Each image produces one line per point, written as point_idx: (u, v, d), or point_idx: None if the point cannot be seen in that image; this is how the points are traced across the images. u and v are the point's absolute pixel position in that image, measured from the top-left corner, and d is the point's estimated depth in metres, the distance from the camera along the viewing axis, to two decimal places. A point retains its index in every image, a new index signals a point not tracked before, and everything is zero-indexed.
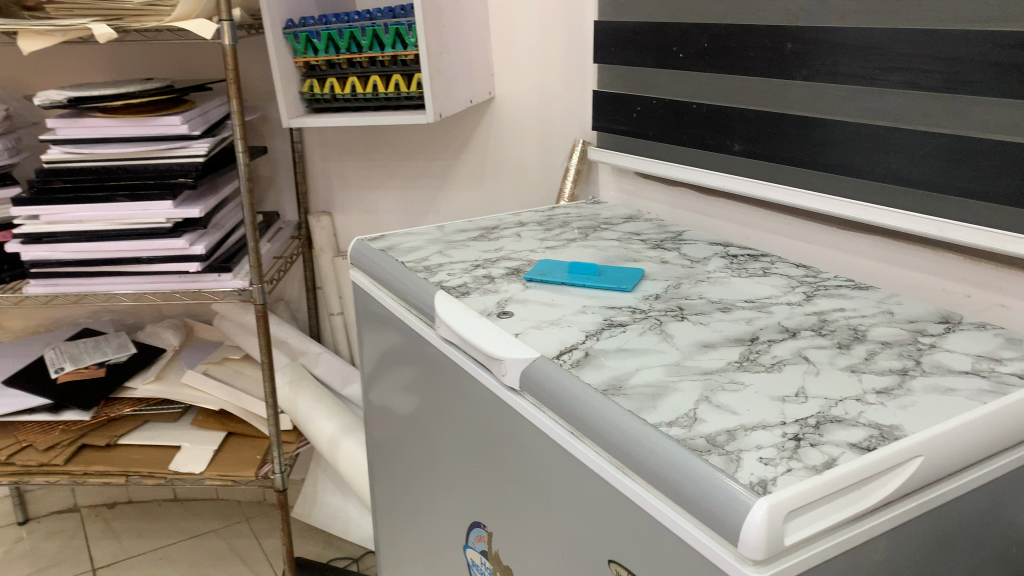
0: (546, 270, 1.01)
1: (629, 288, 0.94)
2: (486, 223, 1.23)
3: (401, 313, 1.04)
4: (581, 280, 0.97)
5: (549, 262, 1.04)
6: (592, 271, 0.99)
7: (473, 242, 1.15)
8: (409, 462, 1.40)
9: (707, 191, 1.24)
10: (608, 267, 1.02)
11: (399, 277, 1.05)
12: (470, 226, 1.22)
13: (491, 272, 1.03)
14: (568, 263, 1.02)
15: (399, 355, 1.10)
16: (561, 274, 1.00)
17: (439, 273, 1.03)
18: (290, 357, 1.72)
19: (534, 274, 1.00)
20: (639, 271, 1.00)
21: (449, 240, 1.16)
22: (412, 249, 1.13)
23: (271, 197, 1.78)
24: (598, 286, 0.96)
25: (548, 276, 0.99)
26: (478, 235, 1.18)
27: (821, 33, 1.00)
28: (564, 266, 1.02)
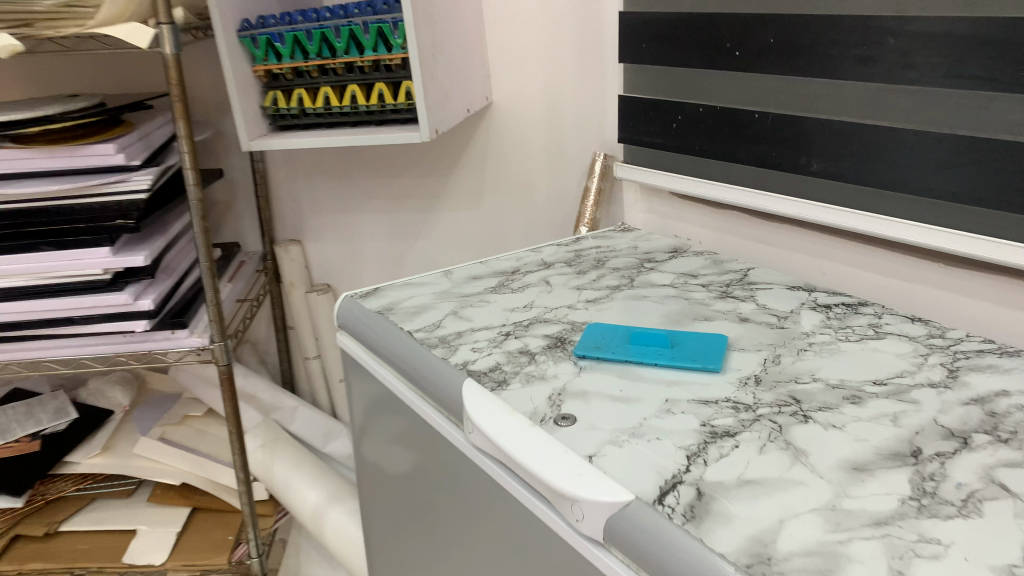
0: (600, 340, 0.78)
1: (719, 365, 0.72)
2: (503, 267, 1.00)
3: (411, 399, 0.81)
4: (652, 356, 0.74)
5: (600, 325, 0.81)
6: (661, 343, 0.76)
7: (494, 299, 0.91)
8: (405, 549, 1.16)
9: (768, 217, 1.03)
10: (679, 332, 0.79)
11: (406, 356, 0.81)
12: (483, 274, 0.98)
13: (529, 345, 0.79)
14: (625, 330, 0.80)
15: (402, 441, 0.86)
16: (622, 347, 0.76)
17: (460, 348, 0.80)
18: (261, 414, 1.47)
19: (586, 347, 0.77)
20: (724, 340, 0.77)
21: (463, 296, 0.92)
22: (419, 313, 0.88)
23: (230, 226, 1.52)
24: (676, 362, 0.73)
25: (605, 351, 0.76)
26: (497, 287, 0.94)
27: (938, 26, 0.78)
28: (622, 334, 0.79)
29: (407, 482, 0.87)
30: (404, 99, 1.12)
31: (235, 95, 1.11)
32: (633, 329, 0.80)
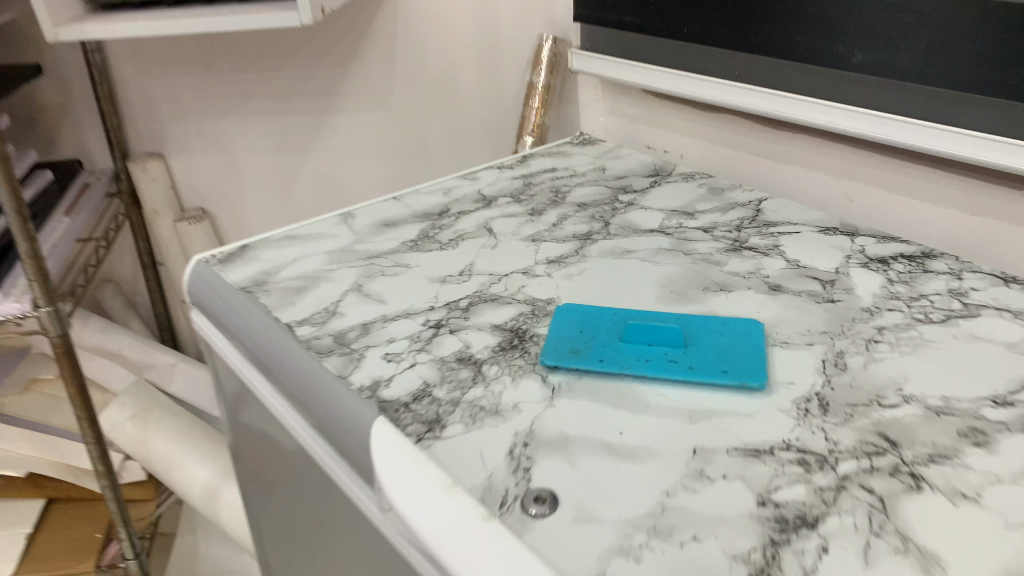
0: (577, 340, 0.52)
1: (763, 383, 0.47)
2: (426, 208, 0.72)
3: (302, 432, 0.54)
4: (659, 368, 0.49)
5: (575, 309, 0.55)
6: (670, 342, 0.51)
7: (415, 263, 0.64)
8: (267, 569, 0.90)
9: (775, 128, 0.76)
10: (692, 319, 0.54)
11: (287, 368, 0.53)
12: (397, 222, 0.70)
13: (471, 349, 0.53)
14: (613, 319, 0.54)
15: (290, 473, 0.60)
16: (613, 350, 0.51)
17: (368, 356, 0.53)
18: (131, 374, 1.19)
19: (557, 354, 0.51)
20: (761, 332, 0.52)
21: (369, 260, 0.64)
22: (305, 290, 0.60)
23: (67, 138, 1.17)
24: (696, 379, 0.48)
25: (588, 359, 0.50)
26: (418, 243, 0.67)
27: None
28: (609, 327, 0.53)
29: (302, 512, 0.63)
30: None
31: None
32: (624, 316, 0.54)
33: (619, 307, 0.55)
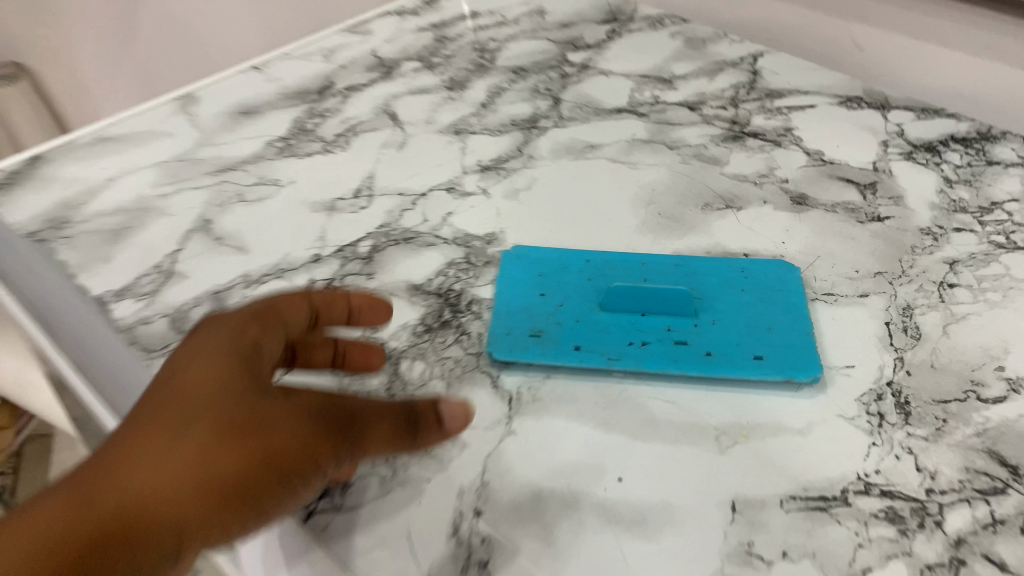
0: (538, 315, 0.35)
1: (816, 375, 0.32)
2: (300, 84, 0.52)
3: None
4: (663, 358, 0.33)
5: (529, 259, 0.38)
6: (673, 310, 0.35)
7: (289, 178, 0.44)
8: None
9: None
10: (698, 265, 0.37)
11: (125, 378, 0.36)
12: (260, 109, 0.50)
13: (380, 335, 0.35)
14: (585, 274, 0.37)
15: None
16: (592, 330, 0.34)
17: None
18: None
19: (510, 341, 0.34)
20: (796, 283, 0.37)
21: (222, 175, 0.45)
22: (125, 235, 0.41)
23: None
24: (719, 373, 0.33)
25: (558, 348, 0.34)
26: (293, 144, 0.47)
27: None
28: (582, 288, 0.36)
29: None
30: None
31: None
32: (602, 267, 0.37)
33: (593, 251, 0.38)
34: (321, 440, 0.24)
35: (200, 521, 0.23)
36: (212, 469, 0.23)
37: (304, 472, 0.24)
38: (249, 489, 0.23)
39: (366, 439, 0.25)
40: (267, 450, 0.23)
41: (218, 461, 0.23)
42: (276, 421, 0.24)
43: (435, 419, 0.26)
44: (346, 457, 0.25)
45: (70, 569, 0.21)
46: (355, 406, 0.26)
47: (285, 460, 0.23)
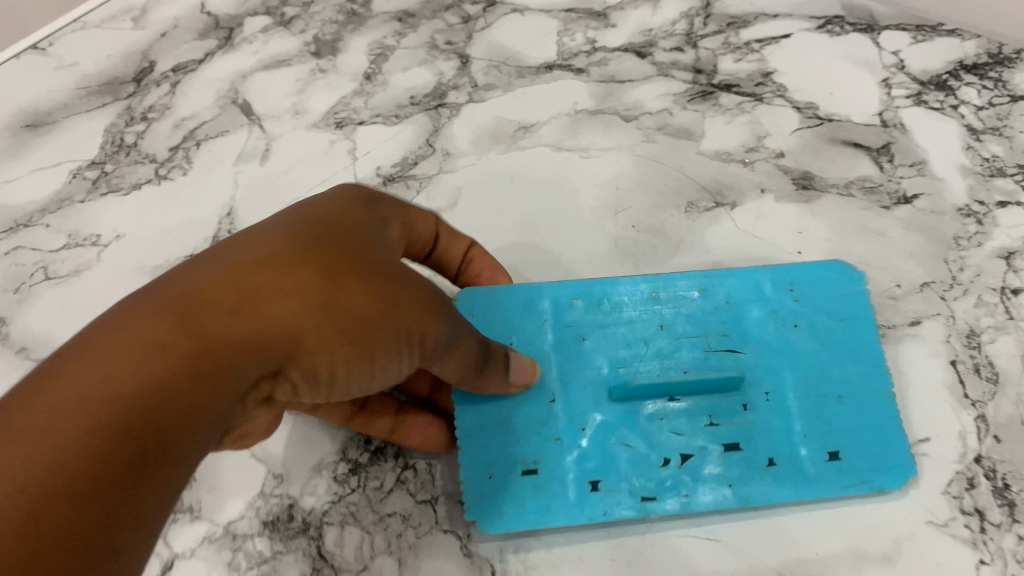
0: (526, 434, 0.24)
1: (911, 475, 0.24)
2: (105, 70, 0.37)
3: None
4: (714, 487, 0.24)
5: (492, 316, 0.26)
6: (714, 390, 0.25)
7: (113, 232, 0.32)
8: None
9: None
10: (727, 287, 0.27)
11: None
12: (52, 118, 0.35)
13: (288, 490, 0.25)
14: (578, 332, 0.26)
15: None
16: (607, 449, 0.24)
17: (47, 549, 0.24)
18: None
19: (498, 495, 0.24)
20: (864, 304, 0.26)
21: (12, 237, 0.32)
22: None
23: None
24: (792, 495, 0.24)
25: (565, 497, 0.24)
26: (110, 171, 0.34)
27: None
28: (577, 364, 0.26)
29: None
30: None
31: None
32: (599, 314, 0.26)
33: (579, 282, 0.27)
34: (427, 310, 0.21)
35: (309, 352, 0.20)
36: (345, 313, 0.20)
37: (413, 336, 0.21)
38: (361, 333, 0.20)
39: (461, 347, 0.22)
40: (380, 297, 0.20)
41: (340, 297, 0.20)
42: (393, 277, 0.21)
43: (506, 366, 0.24)
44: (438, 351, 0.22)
45: (173, 377, 0.17)
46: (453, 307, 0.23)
47: (390, 319, 0.21)
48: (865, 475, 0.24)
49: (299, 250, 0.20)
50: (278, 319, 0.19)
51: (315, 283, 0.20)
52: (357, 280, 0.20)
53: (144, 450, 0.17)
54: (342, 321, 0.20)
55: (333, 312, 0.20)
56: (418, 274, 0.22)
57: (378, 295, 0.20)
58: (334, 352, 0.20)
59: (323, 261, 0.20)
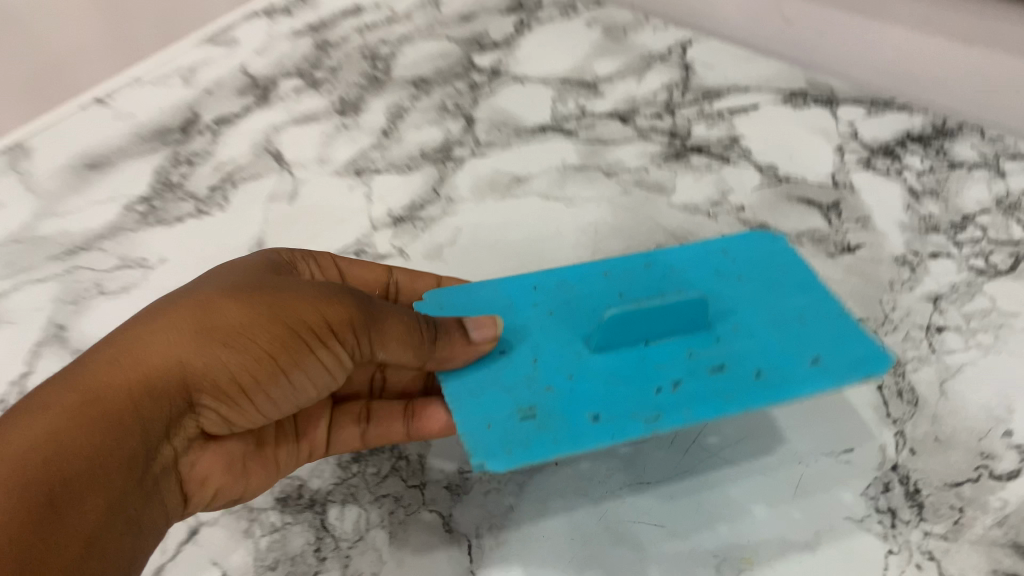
0: (517, 388, 0.26)
1: (892, 360, 0.26)
2: (158, 120, 0.43)
3: None
4: (711, 398, 0.25)
5: (465, 306, 0.29)
6: (682, 327, 0.27)
7: (158, 257, 0.37)
8: None
9: None
10: (669, 262, 0.31)
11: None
12: (111, 159, 0.41)
13: (299, 474, 0.29)
14: (544, 307, 0.29)
15: None
16: (599, 386, 0.26)
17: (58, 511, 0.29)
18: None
19: (501, 436, 0.25)
20: (789, 250, 0.31)
21: (72, 258, 0.37)
22: None
23: None
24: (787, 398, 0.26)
25: (565, 431, 0.25)
26: (158, 205, 0.39)
27: None
28: (550, 332, 0.28)
29: None
30: None
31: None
32: (558, 292, 0.30)
33: (539, 276, 0.31)
34: (309, 299, 0.26)
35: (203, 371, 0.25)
36: (218, 332, 0.25)
37: (307, 327, 0.26)
38: (245, 340, 0.25)
39: (389, 322, 0.26)
40: (250, 308, 0.25)
41: (210, 320, 0.25)
42: (259, 289, 0.26)
43: (462, 332, 0.26)
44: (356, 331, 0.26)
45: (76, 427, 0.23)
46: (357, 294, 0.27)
47: (266, 322, 0.25)
48: (844, 371, 0.26)
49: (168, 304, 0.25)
50: (164, 353, 0.25)
51: (178, 319, 0.25)
52: (220, 301, 0.25)
53: (62, 481, 0.22)
54: (217, 337, 0.25)
55: (202, 337, 0.25)
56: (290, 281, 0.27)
57: (244, 307, 0.25)
58: (228, 361, 0.25)
59: (190, 299, 0.25)
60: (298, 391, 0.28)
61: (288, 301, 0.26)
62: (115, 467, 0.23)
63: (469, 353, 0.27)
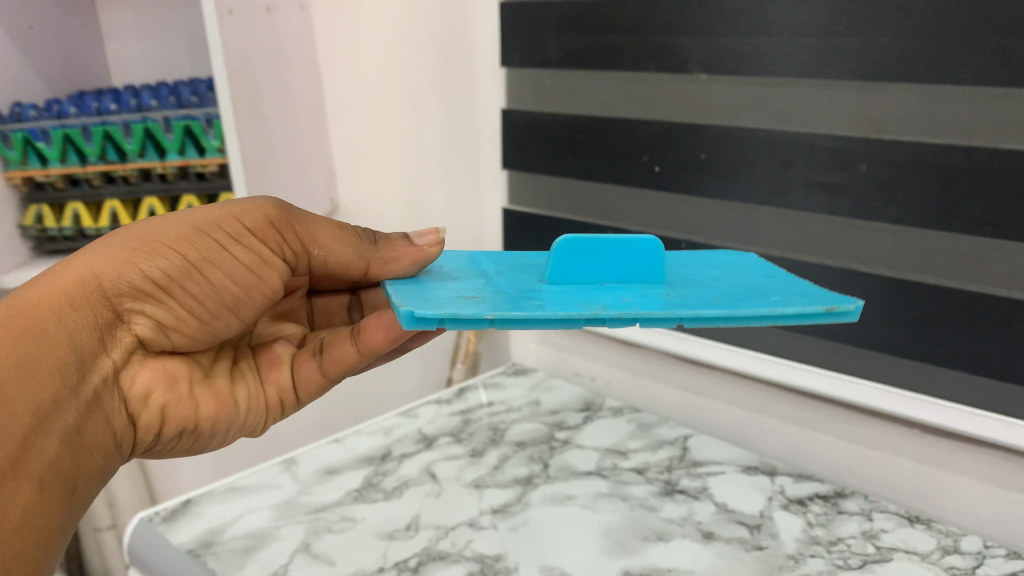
0: (482, 290, 0.45)
1: (860, 301, 0.42)
2: (368, 448, 0.75)
3: None
4: (652, 301, 0.43)
5: (472, 270, 0.52)
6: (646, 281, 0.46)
7: (361, 515, 0.65)
8: None
9: (678, 362, 0.84)
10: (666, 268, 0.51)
11: None
12: (342, 467, 0.72)
13: None
14: (529, 276, 0.49)
15: None
16: (550, 291, 0.45)
17: None
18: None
19: (449, 300, 0.43)
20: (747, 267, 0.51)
21: (316, 513, 0.66)
22: (252, 551, 0.61)
23: None
24: (734, 317, 0.42)
25: (505, 300, 0.43)
26: (364, 491, 0.68)
27: (921, 154, 0.62)
28: (524, 280, 0.48)
29: None
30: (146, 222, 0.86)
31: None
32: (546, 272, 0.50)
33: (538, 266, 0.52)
34: (196, 228, 0.47)
35: (128, 275, 0.45)
36: (135, 249, 0.45)
37: (202, 235, 0.47)
38: (157, 250, 0.45)
39: (300, 230, 0.51)
40: (157, 234, 0.46)
41: (132, 245, 0.45)
42: (162, 223, 0.46)
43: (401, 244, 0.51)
44: (250, 237, 0.49)
45: (48, 324, 0.42)
46: (249, 212, 0.49)
47: (171, 243, 0.46)
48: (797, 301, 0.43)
49: (98, 243, 0.45)
50: (92, 274, 0.44)
51: (111, 248, 0.45)
52: (142, 232, 0.46)
53: (35, 359, 0.41)
54: (135, 253, 0.45)
55: (125, 252, 0.45)
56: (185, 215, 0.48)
57: (153, 233, 0.46)
58: (150, 268, 0.45)
59: (107, 245, 0.45)
60: (217, 288, 0.48)
61: (180, 226, 0.47)
62: (48, 373, 0.42)
63: (409, 253, 0.50)
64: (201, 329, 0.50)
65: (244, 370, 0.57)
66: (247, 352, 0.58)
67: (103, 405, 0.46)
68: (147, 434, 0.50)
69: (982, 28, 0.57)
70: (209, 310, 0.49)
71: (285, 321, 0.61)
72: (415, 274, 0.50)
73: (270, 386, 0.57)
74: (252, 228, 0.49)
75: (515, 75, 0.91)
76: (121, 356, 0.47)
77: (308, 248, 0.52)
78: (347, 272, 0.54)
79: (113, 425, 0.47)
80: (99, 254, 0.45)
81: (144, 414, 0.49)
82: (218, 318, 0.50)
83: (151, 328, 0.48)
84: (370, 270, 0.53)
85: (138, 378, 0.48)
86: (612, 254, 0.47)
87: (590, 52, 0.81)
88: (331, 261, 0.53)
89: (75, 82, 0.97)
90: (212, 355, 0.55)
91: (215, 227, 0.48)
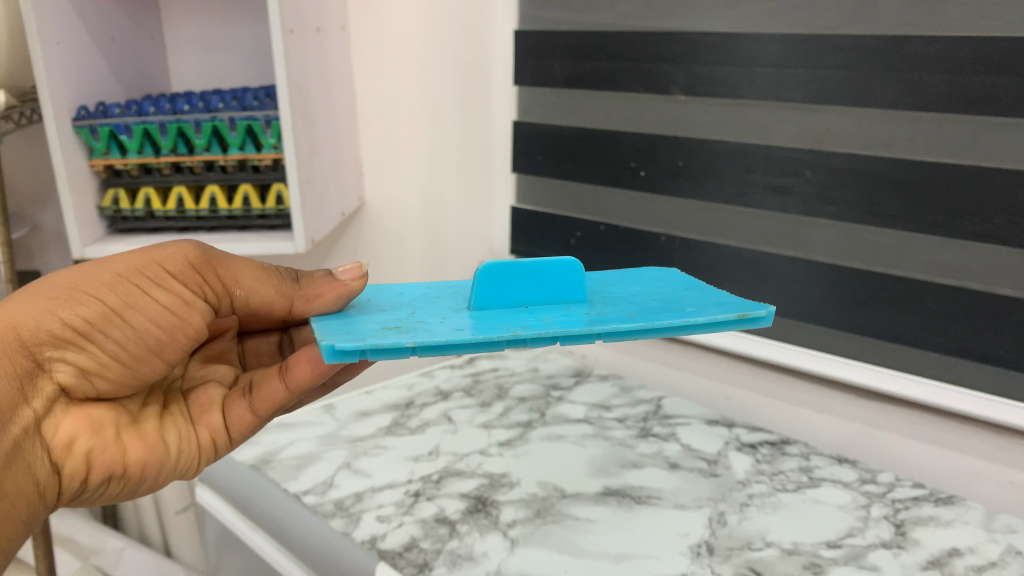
0: (407, 320, 0.51)
1: (770, 309, 0.53)
2: (393, 398, 0.90)
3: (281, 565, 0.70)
4: (577, 318, 0.51)
5: (396, 299, 0.58)
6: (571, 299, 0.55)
7: (391, 445, 0.79)
8: None
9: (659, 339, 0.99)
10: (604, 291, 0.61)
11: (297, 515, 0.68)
12: (373, 411, 0.87)
13: (442, 513, 0.68)
14: (460, 301, 0.57)
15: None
16: (483, 314, 0.53)
17: (339, 496, 0.71)
18: (88, 527, 1.20)
19: (372, 331, 0.48)
20: (682, 281, 0.64)
21: (355, 442, 0.80)
22: (304, 467, 0.75)
23: None
24: (657, 330, 0.50)
25: (428, 329, 0.49)
26: (393, 428, 0.83)
27: (853, 162, 0.77)
28: (452, 307, 0.55)
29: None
30: (207, 205, 1.01)
31: (41, 72, 0.89)
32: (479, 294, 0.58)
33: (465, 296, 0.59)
34: (116, 273, 0.49)
35: (48, 323, 0.47)
36: (53, 299, 0.47)
37: (122, 282, 0.49)
38: (76, 298, 0.48)
39: (225, 273, 0.55)
40: (75, 283, 0.48)
41: (49, 295, 0.47)
42: (80, 271, 0.49)
43: (334, 276, 0.55)
44: (169, 282, 0.51)
45: None
46: (167, 258, 0.51)
47: (91, 290, 0.48)
48: (714, 310, 0.53)
49: (16, 295, 0.47)
50: (7, 324, 0.45)
51: (30, 298, 0.47)
52: (59, 283, 0.48)
53: None
54: (53, 303, 0.47)
55: (45, 301, 0.47)
56: (103, 262, 0.50)
57: (73, 282, 0.48)
58: (70, 316, 0.47)
59: (24, 296, 0.47)
60: (140, 331, 0.50)
61: (100, 273, 0.49)
62: None
63: (335, 289, 0.54)
64: (126, 373, 0.51)
65: (174, 414, 0.58)
66: (179, 398, 0.60)
67: (23, 453, 0.47)
68: (72, 482, 0.50)
69: (900, 64, 0.72)
70: (134, 353, 0.51)
71: (215, 363, 0.65)
72: (340, 308, 0.54)
73: (202, 428, 0.59)
74: (173, 270, 0.51)
75: (525, 93, 1.06)
76: (43, 405, 0.48)
77: (231, 287, 0.55)
78: (270, 310, 0.58)
79: (36, 477, 0.48)
80: (18, 306, 0.46)
81: (68, 464, 0.50)
82: (145, 362, 0.52)
83: (74, 374, 0.49)
84: (292, 307, 0.57)
85: (61, 426, 0.49)
86: (543, 275, 0.55)
87: (590, 75, 0.96)
88: (253, 301, 0.56)
89: (141, 87, 1.11)
90: (142, 401, 0.56)
91: (136, 272, 0.50)
